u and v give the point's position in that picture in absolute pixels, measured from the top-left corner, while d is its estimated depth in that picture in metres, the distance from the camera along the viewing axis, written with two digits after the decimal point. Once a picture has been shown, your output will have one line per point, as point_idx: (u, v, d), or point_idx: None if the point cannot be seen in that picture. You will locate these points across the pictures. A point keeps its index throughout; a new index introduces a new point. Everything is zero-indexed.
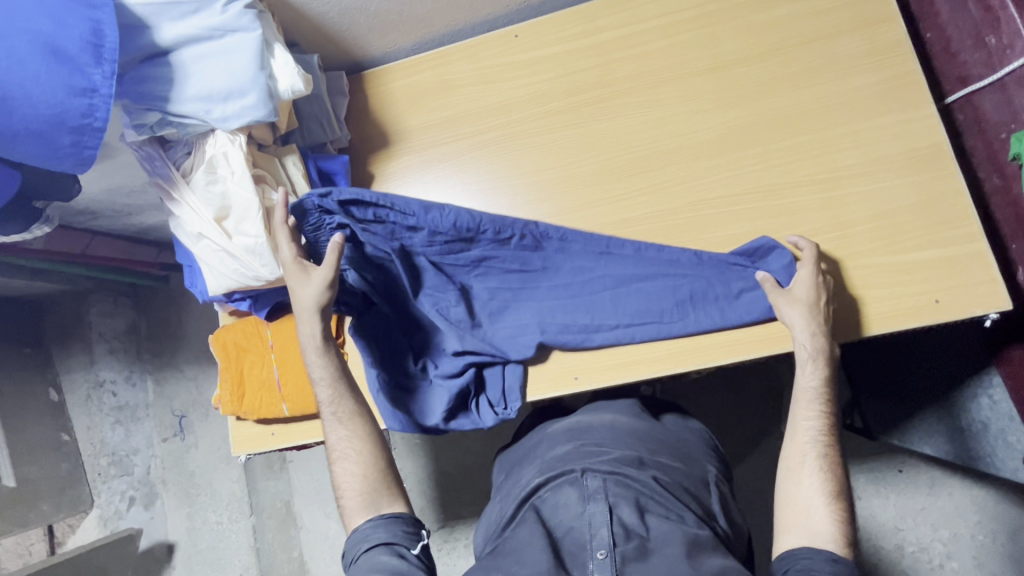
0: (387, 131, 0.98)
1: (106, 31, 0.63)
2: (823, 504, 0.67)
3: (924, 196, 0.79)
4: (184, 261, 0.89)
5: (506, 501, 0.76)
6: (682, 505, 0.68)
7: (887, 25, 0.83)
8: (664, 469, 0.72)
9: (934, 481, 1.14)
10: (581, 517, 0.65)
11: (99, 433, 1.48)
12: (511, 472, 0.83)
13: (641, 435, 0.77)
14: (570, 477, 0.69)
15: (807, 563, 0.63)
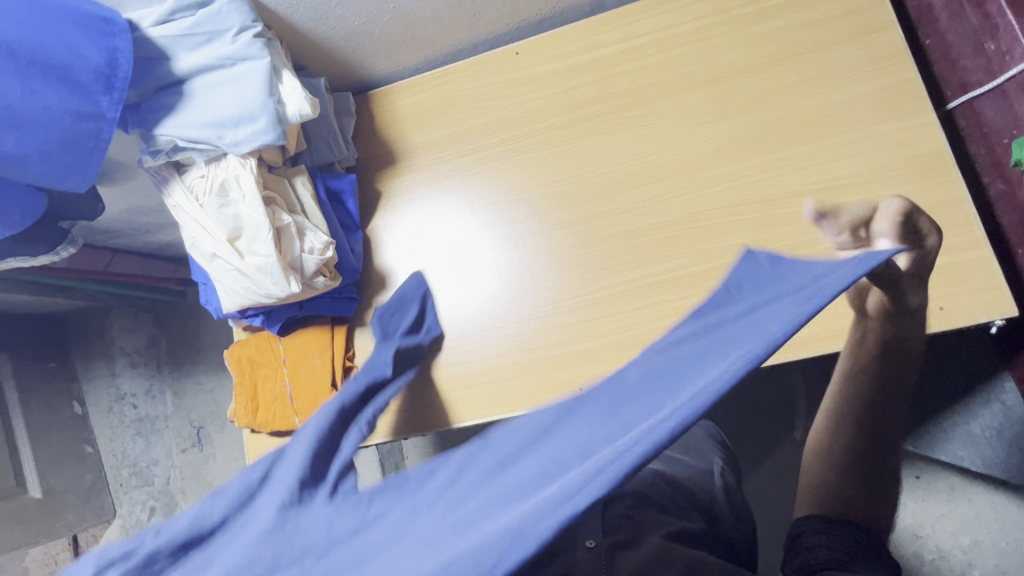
0: (393, 149, 1.00)
1: (120, 60, 0.68)
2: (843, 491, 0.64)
3: (927, 203, 0.79)
4: (198, 279, 0.92)
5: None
6: (682, 505, 0.67)
7: (885, 33, 0.84)
8: (664, 464, 0.73)
9: (953, 485, 1.12)
10: (577, 502, 0.63)
11: (120, 444, 1.53)
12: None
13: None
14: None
15: (823, 529, 0.60)
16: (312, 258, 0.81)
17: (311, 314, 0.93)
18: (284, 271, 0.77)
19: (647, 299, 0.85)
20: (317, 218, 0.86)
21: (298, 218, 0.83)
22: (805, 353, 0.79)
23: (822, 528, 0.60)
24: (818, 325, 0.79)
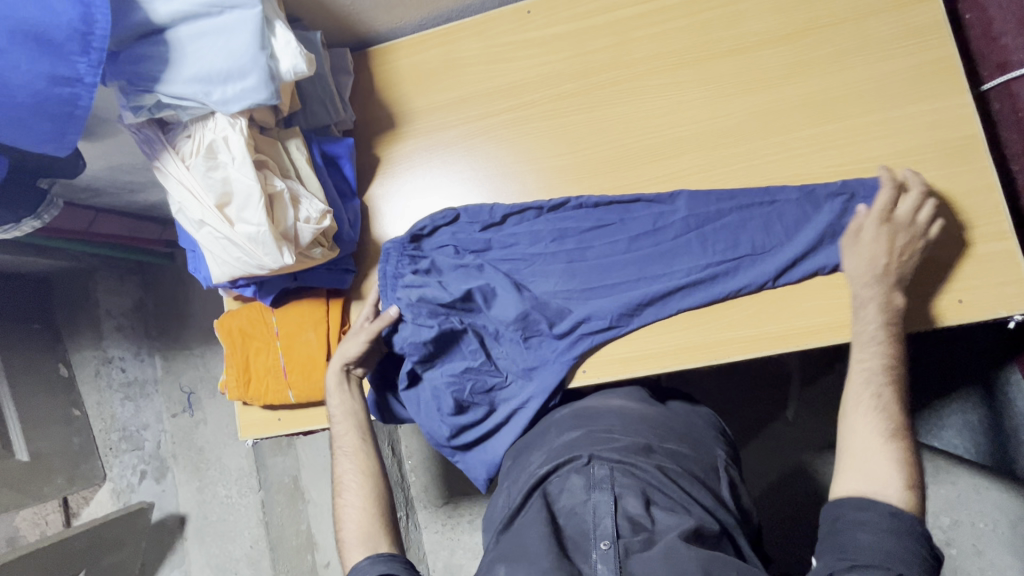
0: (393, 112, 0.94)
1: (96, 16, 0.59)
2: (881, 449, 0.62)
3: (954, 190, 0.75)
4: (186, 246, 0.87)
5: (514, 489, 0.73)
6: (689, 498, 0.65)
7: (926, 5, 0.78)
8: (672, 458, 0.70)
9: (938, 468, 1.16)
10: (585, 503, 0.63)
11: (109, 407, 1.50)
12: (519, 458, 0.79)
13: (649, 423, 0.76)
14: (576, 465, 0.68)
15: (859, 516, 0.58)
16: (308, 228, 0.77)
17: (305, 285, 0.89)
18: (276, 241, 0.73)
19: None
20: (313, 186, 0.81)
21: (292, 184, 0.77)
22: (817, 342, 0.77)
23: (862, 509, 0.59)
24: (832, 315, 0.77)
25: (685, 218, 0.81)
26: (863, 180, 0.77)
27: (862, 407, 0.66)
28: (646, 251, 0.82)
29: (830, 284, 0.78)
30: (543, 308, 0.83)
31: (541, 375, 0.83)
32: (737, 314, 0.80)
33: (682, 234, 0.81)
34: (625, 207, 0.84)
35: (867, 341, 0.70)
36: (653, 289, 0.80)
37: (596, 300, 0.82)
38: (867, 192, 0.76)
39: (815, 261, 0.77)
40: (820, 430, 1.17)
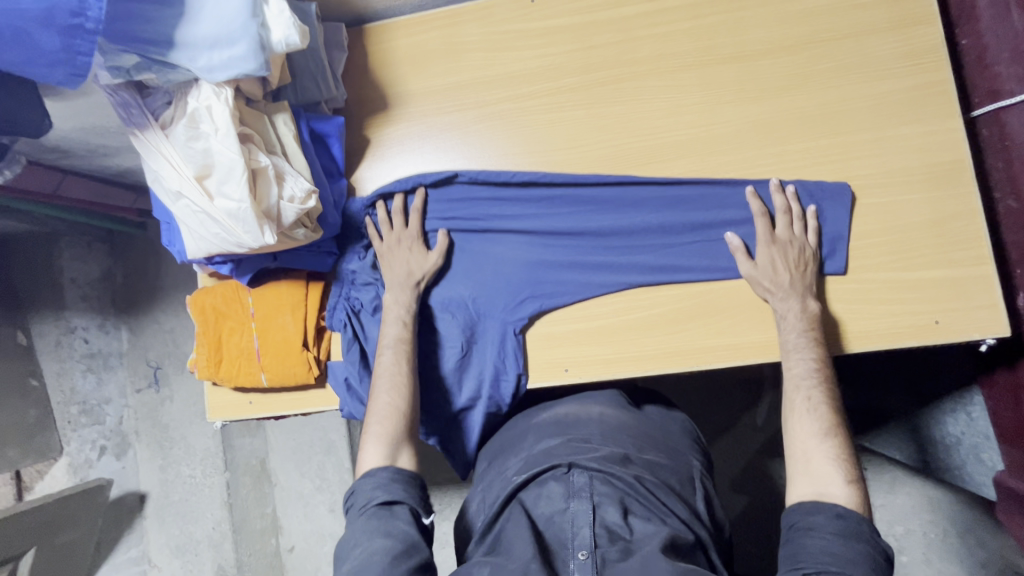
0: (386, 93, 0.91)
1: None
2: (819, 447, 0.66)
3: (938, 212, 0.77)
4: (160, 217, 0.83)
5: (490, 496, 0.73)
6: (666, 508, 0.65)
7: (926, 28, 0.79)
8: (650, 467, 0.71)
9: (894, 479, 1.21)
10: (563, 513, 0.63)
11: (70, 380, 1.44)
12: (494, 461, 0.80)
13: (627, 432, 0.76)
14: (556, 473, 0.67)
15: (809, 521, 0.60)
16: (292, 208, 0.74)
17: (285, 266, 0.86)
18: (257, 219, 0.70)
19: (642, 288, 0.82)
20: (299, 164, 0.78)
21: (277, 160, 0.74)
22: None
23: (810, 514, 0.60)
24: (814, 328, 0.78)
25: (646, 196, 0.84)
26: (641, 209, 0.84)
27: (802, 410, 0.69)
28: (607, 224, 0.84)
29: (814, 298, 0.78)
30: (500, 287, 0.85)
31: (493, 334, 0.84)
32: (721, 323, 0.80)
33: (646, 211, 0.84)
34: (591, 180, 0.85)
35: (794, 349, 0.74)
36: (610, 260, 0.83)
37: (556, 270, 0.85)
38: (822, 194, 0.79)
39: (773, 257, 0.78)
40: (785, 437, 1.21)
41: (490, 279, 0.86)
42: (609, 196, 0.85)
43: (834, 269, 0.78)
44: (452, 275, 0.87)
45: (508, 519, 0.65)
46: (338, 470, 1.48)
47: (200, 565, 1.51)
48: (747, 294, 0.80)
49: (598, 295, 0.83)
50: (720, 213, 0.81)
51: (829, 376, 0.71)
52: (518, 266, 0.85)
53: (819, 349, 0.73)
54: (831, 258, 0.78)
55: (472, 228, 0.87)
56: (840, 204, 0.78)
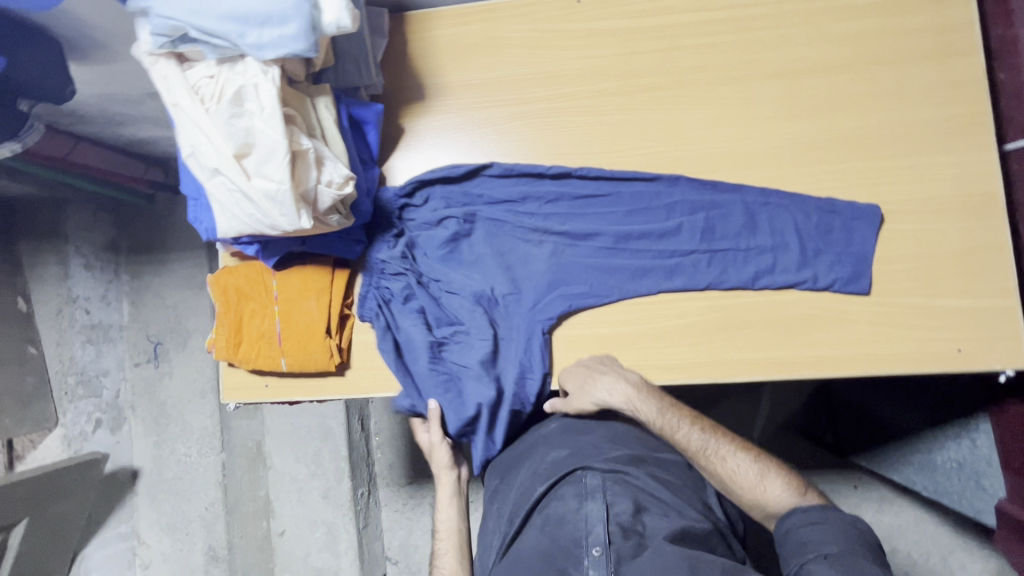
0: (424, 83, 0.90)
1: None
2: (759, 481, 0.68)
3: (968, 242, 0.78)
4: (187, 191, 0.81)
5: (506, 514, 0.75)
6: (682, 502, 0.68)
7: (968, 59, 0.80)
8: (662, 467, 0.73)
9: (884, 499, 1.23)
10: (578, 512, 0.65)
11: (68, 350, 1.41)
12: (507, 478, 0.81)
13: (638, 435, 0.79)
14: (569, 478, 0.70)
15: (806, 517, 0.62)
16: (329, 193, 0.73)
17: (311, 251, 0.85)
18: (295, 203, 0.69)
19: (671, 298, 0.82)
20: (338, 149, 0.77)
21: (317, 144, 0.73)
22: (820, 373, 0.79)
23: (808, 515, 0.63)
24: (838, 348, 0.79)
25: (679, 202, 0.83)
26: (676, 210, 0.83)
27: (729, 468, 0.69)
28: (637, 227, 0.83)
29: (840, 318, 0.79)
30: (529, 283, 0.85)
31: (520, 329, 0.84)
32: (747, 336, 0.80)
33: (677, 215, 0.83)
34: (623, 182, 0.85)
35: (673, 428, 0.73)
36: (640, 263, 0.83)
37: (585, 270, 0.84)
38: (851, 214, 0.80)
39: (799, 273, 0.79)
40: None
41: (520, 274, 0.86)
42: (640, 199, 0.85)
43: (857, 290, 0.79)
44: (485, 268, 0.87)
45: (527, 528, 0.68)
46: (334, 458, 1.47)
47: (190, 544, 1.50)
48: (774, 310, 0.80)
49: (626, 301, 0.83)
50: (756, 227, 0.81)
51: (712, 426, 0.73)
52: (547, 263, 0.85)
53: (686, 411, 0.75)
54: (854, 272, 0.79)
55: (505, 218, 0.87)
56: (869, 223, 0.79)
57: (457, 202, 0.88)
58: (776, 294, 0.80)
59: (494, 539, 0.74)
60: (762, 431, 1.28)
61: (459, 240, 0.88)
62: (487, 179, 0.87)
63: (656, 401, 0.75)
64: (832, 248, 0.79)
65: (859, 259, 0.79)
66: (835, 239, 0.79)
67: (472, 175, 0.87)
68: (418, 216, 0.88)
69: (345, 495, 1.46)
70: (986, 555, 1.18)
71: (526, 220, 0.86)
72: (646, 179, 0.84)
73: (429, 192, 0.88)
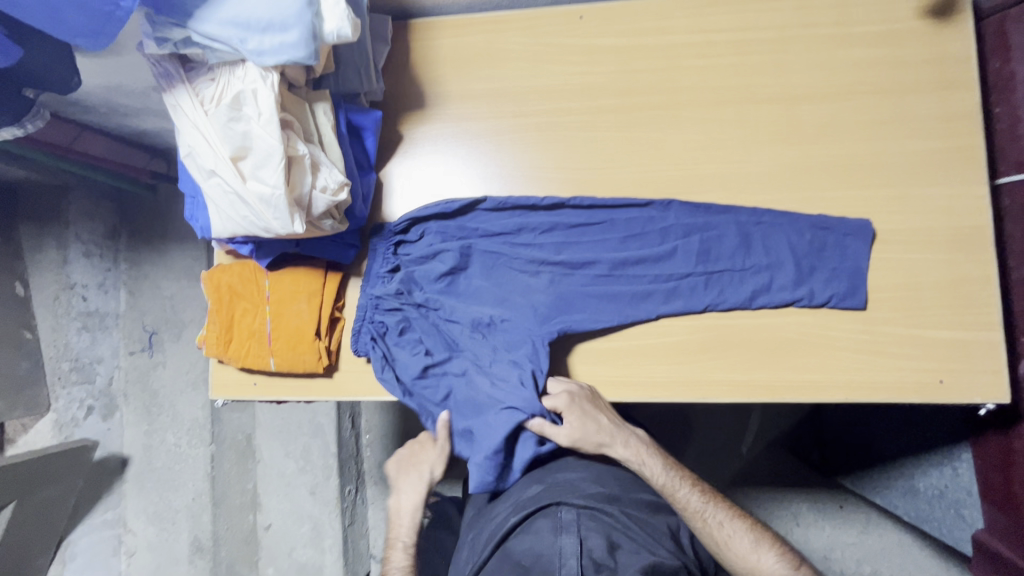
0: (425, 91, 0.91)
1: None
2: (755, 550, 0.76)
3: (955, 274, 0.78)
4: (185, 189, 0.82)
5: (479, 542, 0.76)
6: (653, 539, 0.71)
7: (963, 92, 0.80)
8: (637, 505, 0.76)
9: (868, 521, 1.23)
10: (552, 546, 0.67)
11: (64, 336, 1.40)
12: (483, 509, 0.83)
13: (613, 470, 0.81)
14: (545, 511, 0.72)
15: None
16: (324, 198, 0.74)
17: (305, 253, 0.85)
18: (289, 207, 0.70)
19: (659, 316, 0.83)
20: (335, 155, 0.78)
21: (314, 149, 0.74)
22: (802, 398, 0.80)
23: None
24: (822, 373, 0.79)
25: (672, 226, 0.84)
26: (670, 232, 0.84)
27: (728, 537, 0.77)
28: (633, 253, 0.84)
29: (825, 344, 0.80)
30: (526, 312, 0.84)
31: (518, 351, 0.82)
32: (731, 358, 0.81)
33: (671, 240, 0.84)
34: (618, 209, 0.85)
35: (675, 488, 0.78)
36: (639, 288, 0.83)
37: (583, 298, 0.84)
38: (844, 231, 0.80)
39: (796, 291, 0.80)
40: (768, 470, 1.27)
41: (518, 303, 0.85)
42: (634, 224, 0.85)
43: (856, 304, 0.79)
44: (480, 301, 0.86)
45: (499, 559, 0.69)
46: (323, 454, 1.48)
47: (176, 534, 1.51)
48: (760, 334, 0.81)
49: (620, 324, 0.83)
50: (746, 250, 0.82)
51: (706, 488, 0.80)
52: (545, 296, 0.85)
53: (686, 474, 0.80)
54: (849, 287, 0.79)
55: (501, 250, 0.86)
56: (862, 240, 0.80)
57: (453, 236, 0.87)
58: (763, 317, 0.81)
59: (465, 568, 0.75)
60: (750, 447, 1.29)
61: (456, 273, 0.87)
62: (482, 214, 0.87)
63: (661, 459, 0.80)
64: (824, 267, 0.80)
65: (854, 276, 0.79)
66: (829, 257, 0.80)
67: (466, 209, 0.87)
68: (412, 251, 0.88)
69: (332, 492, 1.47)
70: None
71: (522, 251, 0.86)
72: (640, 205, 0.85)
73: (426, 226, 0.88)
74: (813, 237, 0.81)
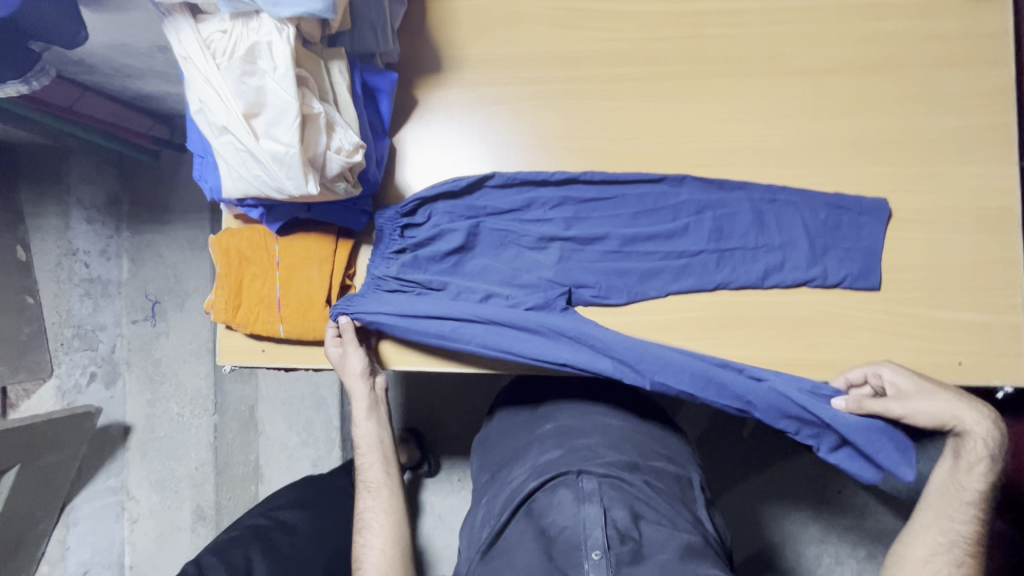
0: (440, 55, 0.88)
1: None
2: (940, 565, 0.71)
3: (979, 256, 0.77)
4: (194, 149, 0.80)
5: (496, 505, 0.77)
6: (674, 511, 0.71)
7: (997, 69, 0.78)
8: (655, 475, 0.76)
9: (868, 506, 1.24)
10: (576, 516, 0.67)
11: (66, 302, 1.38)
12: (498, 473, 0.84)
13: (631, 441, 0.80)
14: (565, 479, 0.72)
15: None
16: (338, 159, 0.72)
17: (317, 219, 0.84)
18: (304, 167, 0.68)
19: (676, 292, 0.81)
20: (349, 116, 0.75)
21: (329, 109, 0.72)
22: (817, 377, 0.79)
23: None
24: (838, 353, 0.79)
25: (685, 202, 0.82)
26: (683, 206, 0.82)
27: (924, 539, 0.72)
28: (643, 229, 0.82)
29: (842, 324, 0.79)
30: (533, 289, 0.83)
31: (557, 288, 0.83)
32: (749, 335, 0.80)
33: (683, 217, 0.82)
34: (630, 183, 0.83)
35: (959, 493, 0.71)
36: (647, 265, 0.81)
37: (592, 272, 0.83)
38: (859, 210, 0.79)
39: (809, 271, 0.79)
40: (768, 453, 1.28)
41: (526, 281, 0.83)
42: (646, 200, 0.83)
43: (868, 285, 0.78)
44: (486, 279, 0.84)
45: (520, 524, 0.70)
46: (326, 428, 1.48)
47: (179, 503, 1.51)
48: (779, 311, 0.80)
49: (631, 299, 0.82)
50: (760, 227, 0.80)
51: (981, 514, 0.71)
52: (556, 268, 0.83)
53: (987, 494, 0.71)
54: (861, 264, 0.78)
55: (508, 227, 0.84)
56: (877, 220, 0.78)
57: (461, 215, 0.84)
58: (781, 295, 0.80)
59: (482, 531, 0.76)
60: (753, 430, 1.29)
61: (463, 253, 0.84)
62: (489, 190, 0.85)
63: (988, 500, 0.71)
64: (842, 245, 0.79)
65: (870, 253, 0.78)
66: (843, 237, 0.79)
67: (472, 187, 0.84)
68: (418, 234, 0.84)
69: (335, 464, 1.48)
70: None
71: (531, 228, 0.84)
72: (652, 180, 0.83)
73: (433, 206, 0.84)
74: (828, 217, 0.79)
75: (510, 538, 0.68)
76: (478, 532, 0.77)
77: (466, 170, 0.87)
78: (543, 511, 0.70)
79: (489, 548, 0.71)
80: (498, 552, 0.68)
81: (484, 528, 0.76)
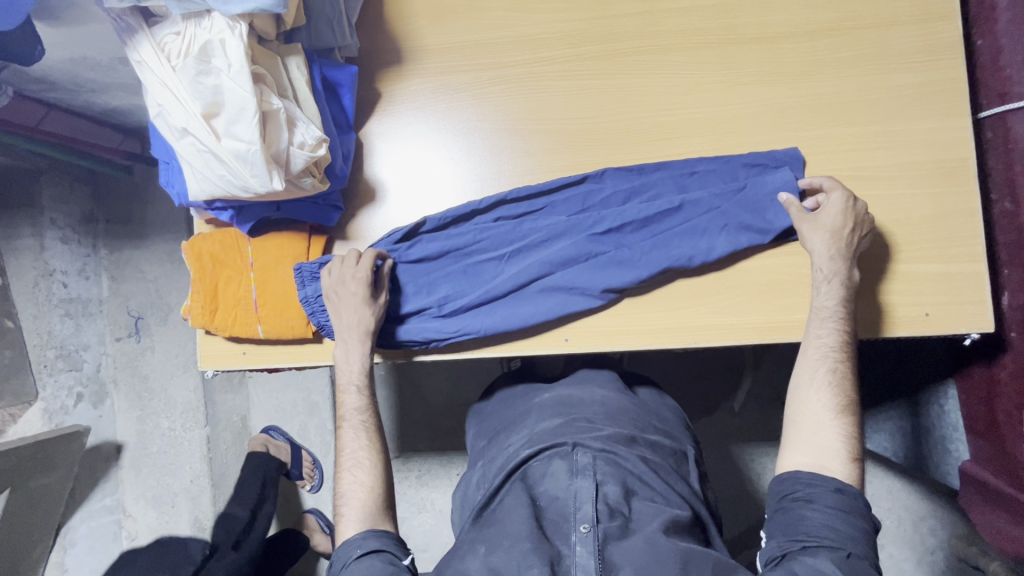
0: (400, 47, 0.89)
1: None
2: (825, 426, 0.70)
3: (939, 208, 0.79)
4: (158, 155, 0.80)
5: (491, 469, 0.79)
6: (669, 488, 0.71)
7: (945, 24, 0.80)
8: (653, 448, 0.77)
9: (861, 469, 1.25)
10: (568, 490, 0.68)
11: (46, 323, 1.37)
12: (494, 439, 0.85)
13: (631, 414, 0.81)
14: (560, 451, 0.72)
15: (808, 493, 0.66)
16: (302, 154, 0.72)
17: (287, 217, 0.84)
18: (267, 163, 0.68)
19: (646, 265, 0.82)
20: (311, 111, 0.76)
21: (289, 105, 0.72)
22: (791, 338, 0.80)
23: (809, 485, 0.66)
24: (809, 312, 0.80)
25: (611, 197, 0.82)
26: (612, 194, 0.82)
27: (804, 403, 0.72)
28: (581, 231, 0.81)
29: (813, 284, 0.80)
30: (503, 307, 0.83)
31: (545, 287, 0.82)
32: (724, 301, 0.81)
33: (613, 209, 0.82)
34: (556, 190, 0.83)
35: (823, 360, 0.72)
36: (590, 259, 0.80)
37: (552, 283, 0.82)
38: (776, 165, 0.80)
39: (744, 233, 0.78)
40: (757, 421, 1.30)
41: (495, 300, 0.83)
42: (575, 203, 0.83)
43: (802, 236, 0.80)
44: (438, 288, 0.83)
45: (512, 488, 0.71)
46: (320, 432, 1.48)
47: (177, 517, 1.50)
48: (753, 276, 0.81)
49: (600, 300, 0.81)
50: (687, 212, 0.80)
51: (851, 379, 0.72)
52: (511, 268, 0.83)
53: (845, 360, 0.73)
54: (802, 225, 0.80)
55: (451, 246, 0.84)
56: (794, 169, 0.80)
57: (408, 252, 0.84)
58: (753, 260, 0.81)
59: (476, 491, 0.79)
60: (742, 401, 1.31)
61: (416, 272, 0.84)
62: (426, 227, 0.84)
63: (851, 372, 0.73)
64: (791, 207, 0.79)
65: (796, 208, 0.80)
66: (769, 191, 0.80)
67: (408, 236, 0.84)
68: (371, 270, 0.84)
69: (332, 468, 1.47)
70: (952, 522, 1.21)
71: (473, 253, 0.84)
72: (575, 182, 0.83)
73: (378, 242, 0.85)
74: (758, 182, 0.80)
75: (502, 503, 0.70)
76: (475, 491, 0.80)
77: (430, 161, 0.88)
78: (538, 478, 0.71)
79: (482, 510, 0.73)
80: (488, 515, 0.70)
81: (478, 493, 0.78)
